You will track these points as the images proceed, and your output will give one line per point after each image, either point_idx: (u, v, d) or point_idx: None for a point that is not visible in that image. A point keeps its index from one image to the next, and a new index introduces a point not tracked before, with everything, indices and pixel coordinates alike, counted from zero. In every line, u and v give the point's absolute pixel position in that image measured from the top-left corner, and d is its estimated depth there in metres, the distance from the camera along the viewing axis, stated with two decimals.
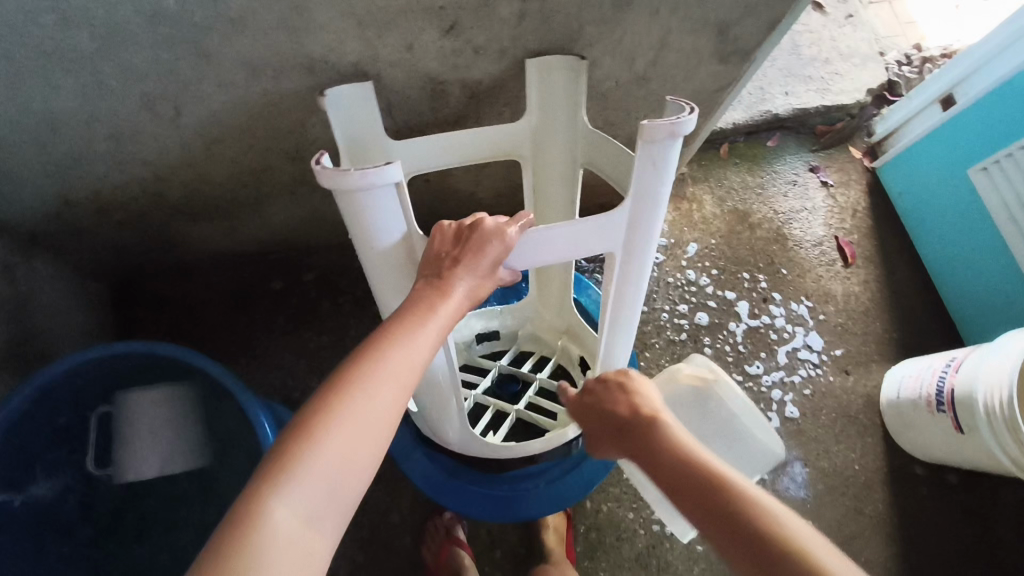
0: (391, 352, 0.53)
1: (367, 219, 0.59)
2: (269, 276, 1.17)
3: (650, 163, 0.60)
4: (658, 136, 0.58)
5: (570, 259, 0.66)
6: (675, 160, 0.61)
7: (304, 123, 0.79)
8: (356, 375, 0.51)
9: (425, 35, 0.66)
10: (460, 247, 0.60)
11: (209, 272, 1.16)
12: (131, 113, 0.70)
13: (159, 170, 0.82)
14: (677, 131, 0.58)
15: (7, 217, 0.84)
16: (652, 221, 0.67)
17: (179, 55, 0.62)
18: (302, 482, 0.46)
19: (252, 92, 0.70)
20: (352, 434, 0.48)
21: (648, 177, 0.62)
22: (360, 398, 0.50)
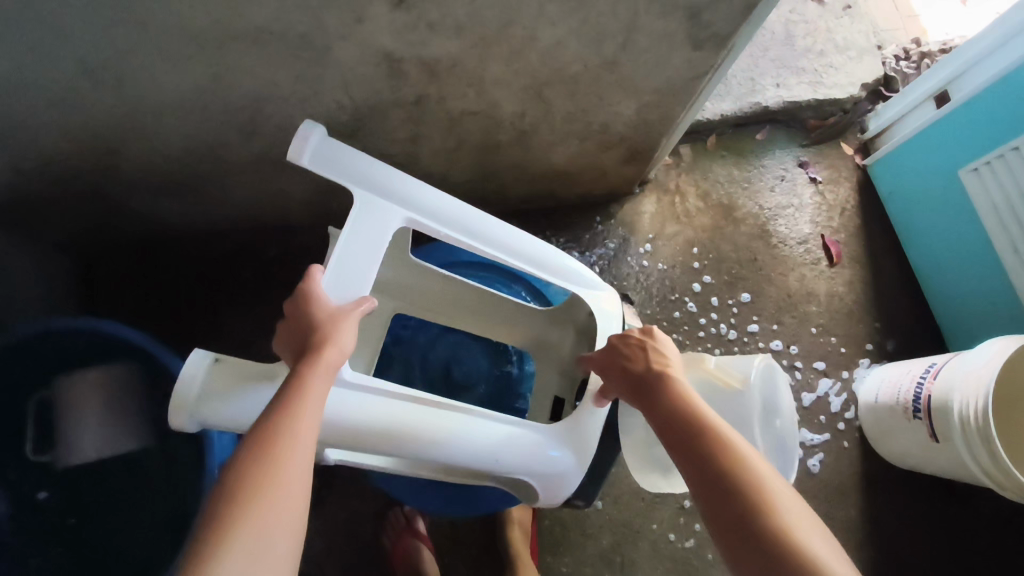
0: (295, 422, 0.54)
1: (224, 396, 0.60)
2: (238, 256, 1.15)
3: (347, 163, 0.69)
4: (304, 152, 0.66)
5: (386, 237, 0.69)
6: (336, 145, 0.69)
7: (256, 98, 0.76)
8: (265, 451, 0.51)
9: (374, 8, 0.63)
10: (300, 319, 0.63)
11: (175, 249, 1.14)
12: (69, 81, 0.67)
13: (108, 141, 0.80)
14: (307, 136, 0.66)
15: None
16: (402, 176, 0.71)
17: (111, 22, 0.60)
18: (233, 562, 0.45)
19: (196, 64, 0.68)
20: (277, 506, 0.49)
21: (350, 170, 0.69)
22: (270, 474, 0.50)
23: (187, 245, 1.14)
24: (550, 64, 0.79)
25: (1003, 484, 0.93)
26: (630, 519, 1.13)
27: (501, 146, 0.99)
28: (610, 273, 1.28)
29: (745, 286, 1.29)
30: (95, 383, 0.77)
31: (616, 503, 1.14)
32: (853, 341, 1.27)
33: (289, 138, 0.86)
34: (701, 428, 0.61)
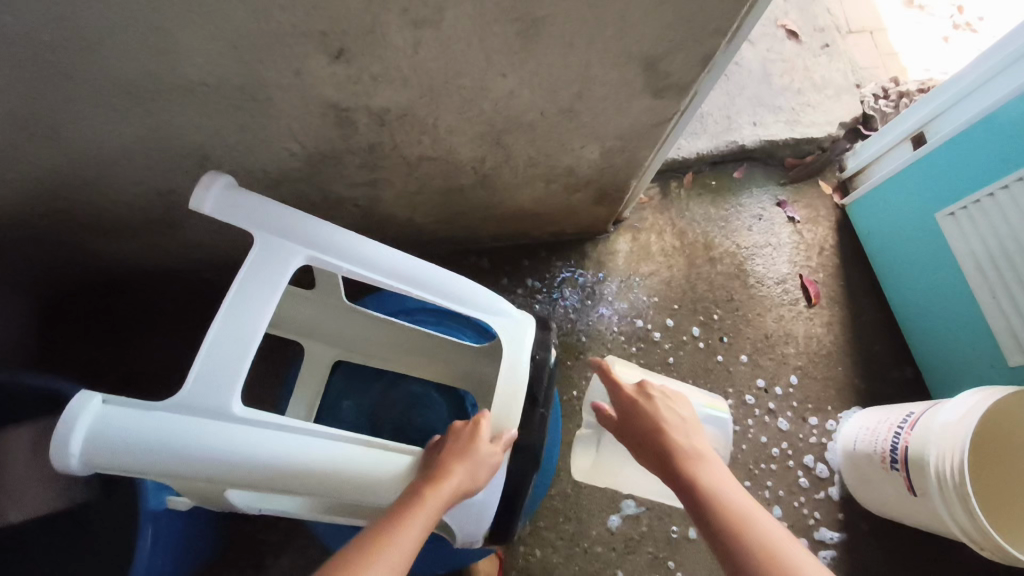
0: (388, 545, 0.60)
1: (115, 431, 0.58)
2: (203, 298, 1.14)
3: (251, 220, 0.67)
4: (206, 201, 0.67)
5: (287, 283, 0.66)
6: (242, 193, 0.68)
7: (201, 146, 0.74)
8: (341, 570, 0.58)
9: (312, 61, 0.62)
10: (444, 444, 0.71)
11: (137, 290, 1.13)
12: (4, 132, 0.66)
13: (55, 189, 0.78)
14: (206, 184, 0.67)
15: None
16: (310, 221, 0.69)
17: (39, 76, 0.58)
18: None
19: (133, 114, 0.66)
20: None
21: (251, 219, 0.67)
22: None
23: (148, 284, 1.12)
24: (504, 113, 0.77)
25: (980, 544, 0.89)
26: (600, 569, 1.10)
27: (465, 189, 0.98)
28: (583, 314, 1.26)
29: (721, 327, 1.27)
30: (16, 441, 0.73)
31: (586, 552, 1.11)
32: (832, 385, 1.24)
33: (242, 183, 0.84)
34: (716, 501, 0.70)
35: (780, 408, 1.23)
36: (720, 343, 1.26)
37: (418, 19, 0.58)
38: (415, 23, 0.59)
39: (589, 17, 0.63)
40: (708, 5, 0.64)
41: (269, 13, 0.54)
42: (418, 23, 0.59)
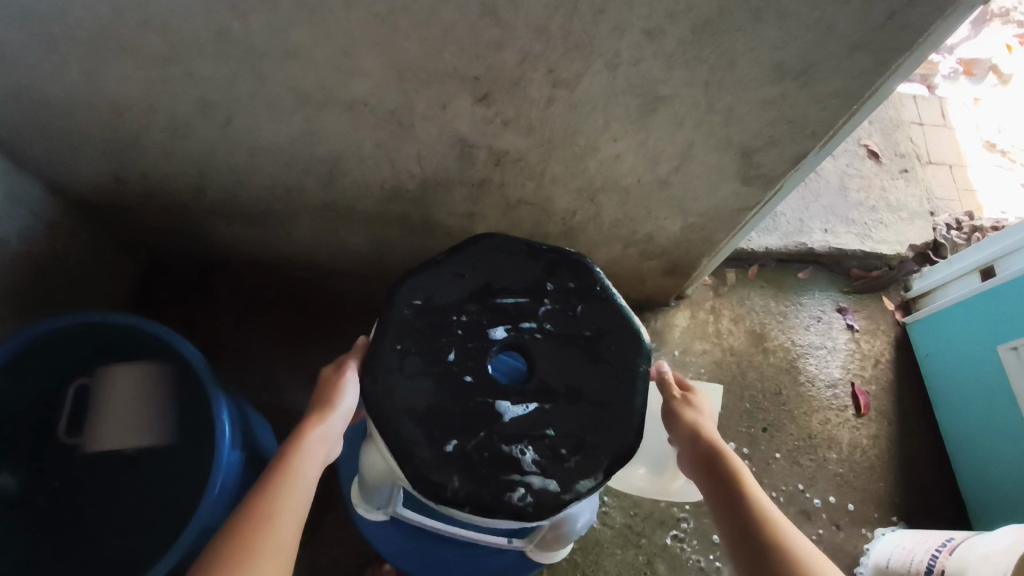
0: (265, 531, 0.56)
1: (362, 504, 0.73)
2: (287, 293, 1.24)
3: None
4: None
5: None
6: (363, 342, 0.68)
7: (337, 157, 0.85)
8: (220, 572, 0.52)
9: (458, 99, 0.72)
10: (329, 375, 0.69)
11: (231, 275, 1.24)
12: (187, 112, 0.77)
13: (204, 168, 0.90)
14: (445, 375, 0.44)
15: (67, 176, 0.93)
16: None
17: (237, 72, 0.70)
18: None
19: (296, 117, 0.77)
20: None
21: None
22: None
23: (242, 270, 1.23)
24: (606, 173, 0.86)
25: None
26: None
27: (549, 238, 1.05)
28: None
29: (766, 419, 1.28)
30: (118, 378, 0.82)
31: None
32: (869, 499, 1.23)
33: (360, 194, 0.94)
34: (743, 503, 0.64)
35: (815, 511, 1.21)
36: (763, 433, 1.26)
37: (558, 79, 0.68)
38: (555, 82, 0.68)
39: (703, 102, 0.71)
40: (811, 110, 0.72)
41: (440, 53, 0.65)
42: (558, 82, 0.68)
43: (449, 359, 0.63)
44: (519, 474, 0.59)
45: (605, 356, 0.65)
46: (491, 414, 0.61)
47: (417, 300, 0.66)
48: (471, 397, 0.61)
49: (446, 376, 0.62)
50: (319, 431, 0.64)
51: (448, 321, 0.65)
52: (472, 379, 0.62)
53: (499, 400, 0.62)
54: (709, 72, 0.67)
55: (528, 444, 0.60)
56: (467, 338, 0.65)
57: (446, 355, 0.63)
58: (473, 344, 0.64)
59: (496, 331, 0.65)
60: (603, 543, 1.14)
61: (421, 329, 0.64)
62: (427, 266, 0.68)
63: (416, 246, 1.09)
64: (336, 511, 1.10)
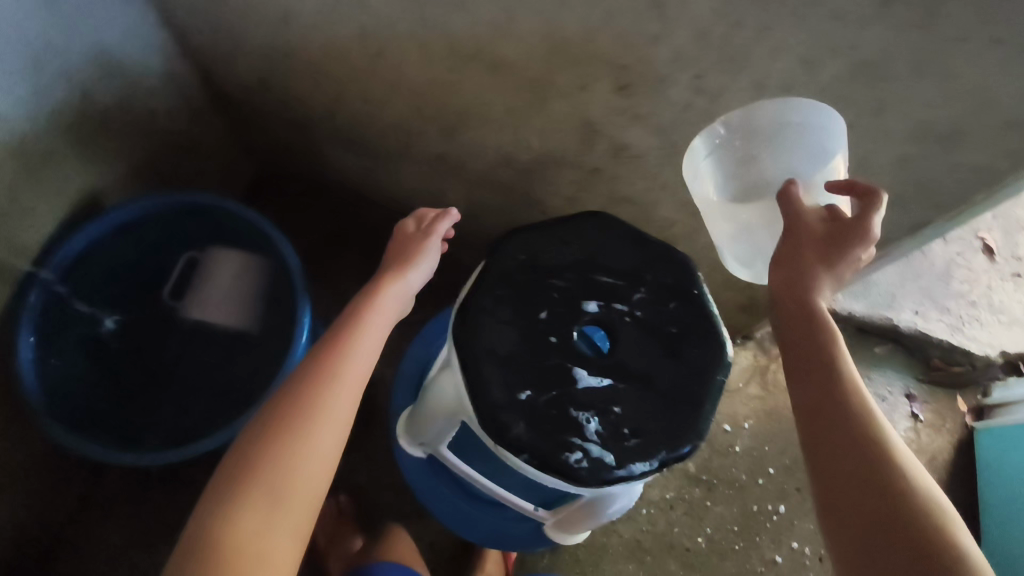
0: (348, 344, 0.65)
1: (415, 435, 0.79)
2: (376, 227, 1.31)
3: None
4: None
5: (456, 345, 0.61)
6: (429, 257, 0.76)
7: (466, 112, 0.88)
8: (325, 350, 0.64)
9: (599, 83, 0.74)
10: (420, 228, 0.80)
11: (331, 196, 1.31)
12: (346, 37, 0.82)
13: (342, 92, 0.96)
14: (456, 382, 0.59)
15: (219, 69, 1.01)
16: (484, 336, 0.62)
17: (403, 10, 0.74)
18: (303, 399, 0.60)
19: (442, 65, 0.81)
20: (325, 410, 0.60)
21: None
22: (316, 391, 0.60)
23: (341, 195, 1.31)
24: None
25: None
26: None
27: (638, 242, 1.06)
28: None
29: None
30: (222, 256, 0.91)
31: None
32: None
33: (474, 152, 0.98)
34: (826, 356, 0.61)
35: None
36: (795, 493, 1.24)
37: (702, 87, 0.69)
38: (698, 89, 0.69)
39: None
40: (949, 180, 0.70)
41: (597, 35, 0.67)
42: (701, 90, 0.69)
43: (539, 317, 0.66)
44: (580, 439, 0.60)
45: (686, 355, 0.66)
46: (567, 377, 0.63)
47: (523, 255, 0.69)
48: (553, 358, 0.64)
49: (533, 332, 0.65)
50: (398, 284, 0.73)
51: (545, 282, 0.68)
52: (555, 341, 0.65)
53: (577, 366, 0.64)
54: (855, 114, 0.66)
55: (595, 415, 0.62)
56: (560, 304, 0.67)
57: (538, 313, 0.66)
58: (562, 308, 0.67)
59: (588, 304, 0.68)
60: (608, 550, 1.15)
61: (520, 283, 0.68)
62: (540, 228, 0.71)
63: (510, 216, 1.13)
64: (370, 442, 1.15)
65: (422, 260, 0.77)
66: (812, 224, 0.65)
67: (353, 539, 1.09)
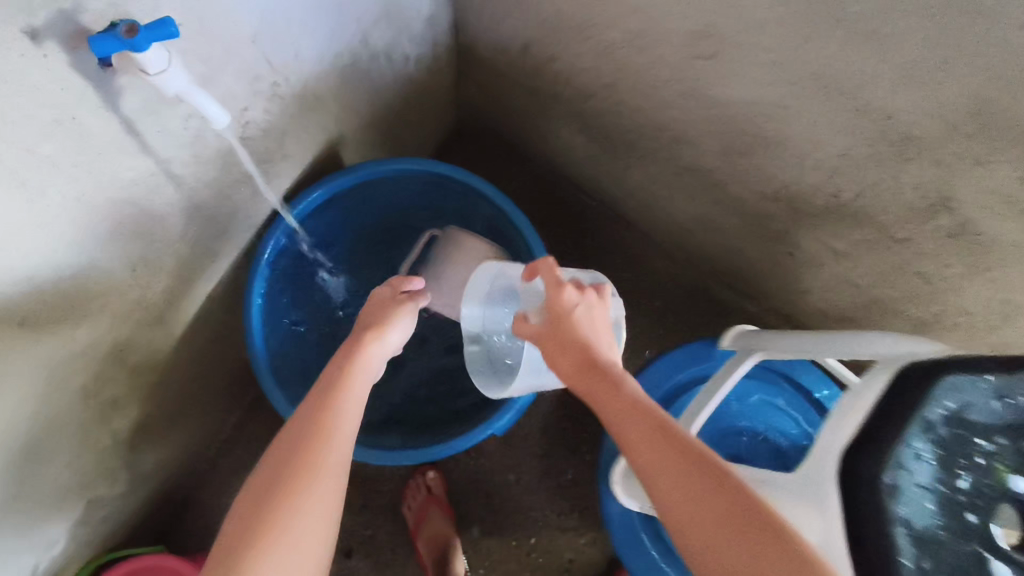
0: (333, 423, 0.54)
1: None
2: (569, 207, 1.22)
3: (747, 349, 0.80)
4: None
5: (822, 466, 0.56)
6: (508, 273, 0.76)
7: (772, 140, 0.76)
8: (291, 431, 0.53)
9: (1001, 164, 0.60)
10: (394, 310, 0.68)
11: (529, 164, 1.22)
12: (673, 32, 0.70)
13: (619, 81, 0.84)
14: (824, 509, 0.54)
15: (482, 23, 0.90)
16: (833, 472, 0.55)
17: (779, 24, 0.61)
18: (289, 498, 0.48)
19: (782, 90, 0.68)
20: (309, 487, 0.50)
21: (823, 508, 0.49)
22: (298, 487, 0.49)
23: (542, 167, 1.21)
24: None
25: None
26: None
27: (891, 309, 0.94)
28: None
29: None
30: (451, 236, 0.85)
31: None
32: None
33: (747, 177, 0.86)
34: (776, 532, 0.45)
35: None
36: None
37: None
38: None
39: None
40: None
41: None
42: None
43: (958, 485, 0.55)
44: None
45: None
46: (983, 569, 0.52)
47: (952, 404, 0.55)
48: (965, 539, 0.53)
49: (950, 504, 0.54)
50: (376, 348, 0.63)
51: (972, 443, 0.56)
52: (975, 522, 0.54)
53: (995, 559, 0.53)
54: None
55: None
56: (981, 472, 0.56)
57: (958, 479, 0.55)
58: (987, 483, 0.56)
59: (1015, 482, 0.56)
60: None
61: (944, 436, 0.55)
62: (978, 367, 0.55)
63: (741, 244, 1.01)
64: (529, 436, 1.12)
65: (397, 330, 0.66)
66: (594, 308, 0.63)
67: (454, 535, 1.05)
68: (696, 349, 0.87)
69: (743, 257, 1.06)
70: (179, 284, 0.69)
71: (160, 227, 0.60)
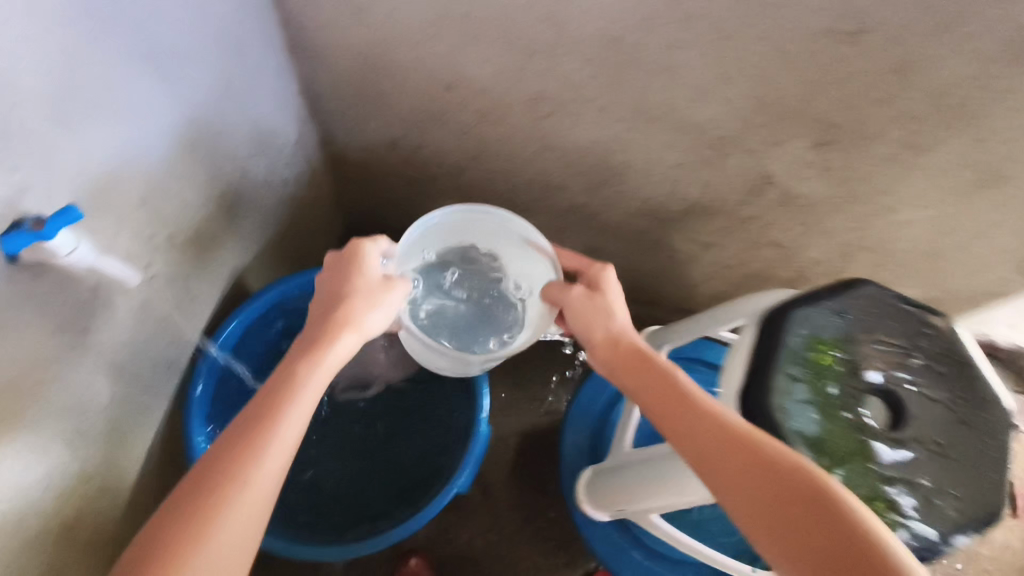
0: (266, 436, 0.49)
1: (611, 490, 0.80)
2: None
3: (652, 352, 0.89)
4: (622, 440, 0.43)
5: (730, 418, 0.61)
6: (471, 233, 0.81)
7: (624, 167, 0.88)
8: (228, 447, 0.49)
9: (797, 141, 0.73)
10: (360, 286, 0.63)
11: None
12: (515, 100, 0.81)
13: (483, 152, 0.94)
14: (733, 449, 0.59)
15: (348, 132, 0.98)
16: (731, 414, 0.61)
17: (597, 74, 0.73)
18: (201, 515, 0.45)
19: (617, 124, 0.80)
20: (236, 515, 0.46)
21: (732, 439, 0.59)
22: (210, 504, 0.45)
23: None
24: (880, 235, 0.87)
25: None
26: None
27: (768, 281, 1.06)
28: None
29: None
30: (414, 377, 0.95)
31: None
32: None
33: (617, 203, 0.97)
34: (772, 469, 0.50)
35: None
36: None
37: (913, 143, 0.69)
38: (906, 146, 0.70)
39: None
40: None
41: (815, 98, 0.67)
42: (910, 146, 0.70)
43: (833, 394, 0.62)
44: (902, 517, 0.59)
45: (971, 419, 0.64)
46: (871, 454, 0.60)
47: (806, 333, 0.62)
48: (853, 438, 0.61)
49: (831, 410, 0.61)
50: (335, 346, 0.57)
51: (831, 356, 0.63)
52: (852, 417, 0.62)
53: (879, 444, 0.61)
54: None
55: (904, 489, 0.60)
56: (847, 376, 0.63)
57: (830, 388, 0.62)
58: (852, 385, 0.63)
59: (874, 377, 0.64)
60: None
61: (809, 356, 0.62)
62: (810, 299, 0.64)
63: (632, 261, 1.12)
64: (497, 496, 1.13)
65: (368, 315, 0.61)
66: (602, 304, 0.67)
67: None
68: None
69: (634, 273, 1.17)
70: (125, 456, 0.71)
71: (82, 410, 0.62)
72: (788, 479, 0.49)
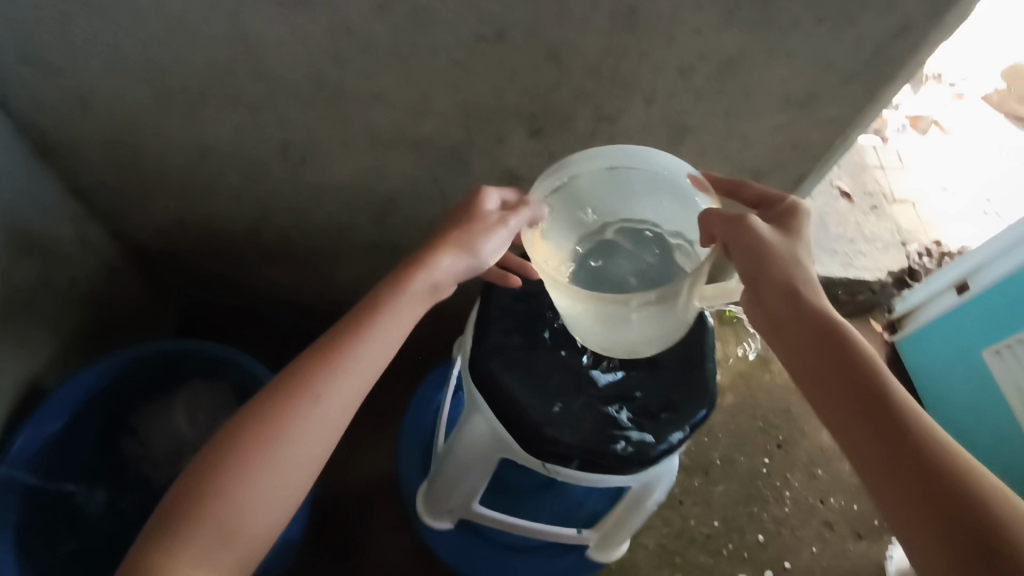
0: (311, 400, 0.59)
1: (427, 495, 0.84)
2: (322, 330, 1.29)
3: None
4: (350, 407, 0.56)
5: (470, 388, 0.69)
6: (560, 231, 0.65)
7: (392, 194, 0.94)
8: (278, 404, 0.59)
9: (514, 134, 0.82)
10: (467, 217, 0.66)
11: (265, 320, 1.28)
12: (266, 153, 0.86)
13: (266, 211, 0.97)
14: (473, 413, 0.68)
15: (133, 222, 1.00)
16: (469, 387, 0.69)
17: (321, 113, 0.79)
18: (252, 464, 0.57)
19: (364, 155, 0.86)
20: (286, 468, 0.58)
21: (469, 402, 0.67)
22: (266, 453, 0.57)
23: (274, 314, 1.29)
24: None
25: None
26: None
27: None
28: None
29: (780, 435, 1.33)
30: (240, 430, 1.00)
31: None
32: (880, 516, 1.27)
33: (407, 230, 1.02)
34: (860, 386, 0.55)
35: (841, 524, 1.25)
36: (777, 447, 1.32)
37: (603, 114, 0.79)
38: (599, 117, 0.80)
39: (722, 131, 0.82)
40: (813, 135, 0.84)
41: (505, 94, 0.76)
42: (602, 116, 0.80)
43: (547, 337, 0.71)
44: (619, 428, 0.65)
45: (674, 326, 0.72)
46: (587, 380, 0.68)
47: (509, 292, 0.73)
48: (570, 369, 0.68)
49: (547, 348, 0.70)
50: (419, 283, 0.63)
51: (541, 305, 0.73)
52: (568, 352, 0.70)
53: (593, 369, 0.69)
54: (729, 103, 0.78)
55: (622, 405, 0.67)
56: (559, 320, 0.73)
57: (545, 332, 0.71)
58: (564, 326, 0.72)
59: None
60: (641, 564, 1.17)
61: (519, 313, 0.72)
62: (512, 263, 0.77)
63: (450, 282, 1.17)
64: (375, 543, 1.11)
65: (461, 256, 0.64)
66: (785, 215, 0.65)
67: None
68: (436, 374, 0.99)
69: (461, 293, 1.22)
70: None
71: None
72: (882, 405, 0.54)
